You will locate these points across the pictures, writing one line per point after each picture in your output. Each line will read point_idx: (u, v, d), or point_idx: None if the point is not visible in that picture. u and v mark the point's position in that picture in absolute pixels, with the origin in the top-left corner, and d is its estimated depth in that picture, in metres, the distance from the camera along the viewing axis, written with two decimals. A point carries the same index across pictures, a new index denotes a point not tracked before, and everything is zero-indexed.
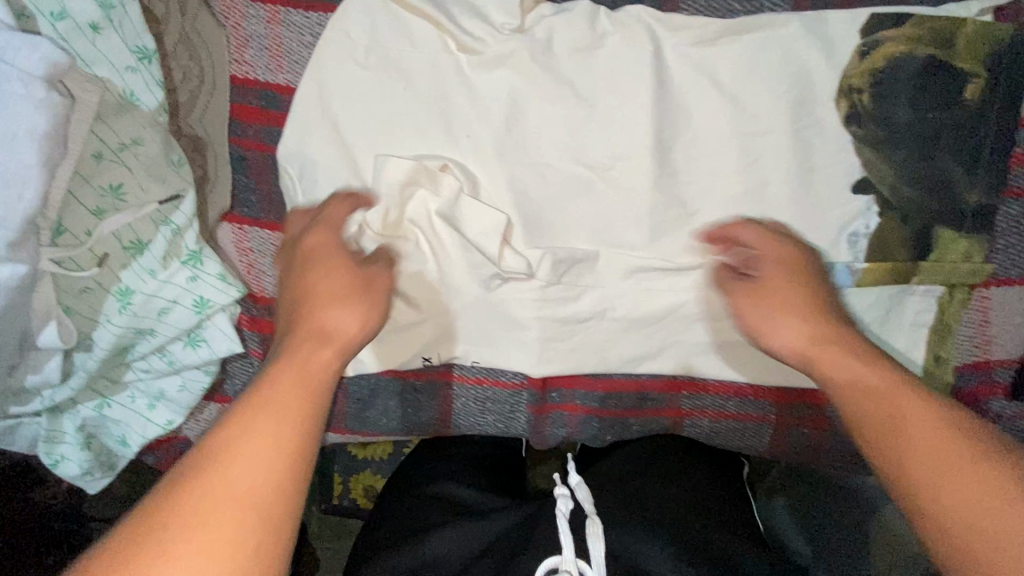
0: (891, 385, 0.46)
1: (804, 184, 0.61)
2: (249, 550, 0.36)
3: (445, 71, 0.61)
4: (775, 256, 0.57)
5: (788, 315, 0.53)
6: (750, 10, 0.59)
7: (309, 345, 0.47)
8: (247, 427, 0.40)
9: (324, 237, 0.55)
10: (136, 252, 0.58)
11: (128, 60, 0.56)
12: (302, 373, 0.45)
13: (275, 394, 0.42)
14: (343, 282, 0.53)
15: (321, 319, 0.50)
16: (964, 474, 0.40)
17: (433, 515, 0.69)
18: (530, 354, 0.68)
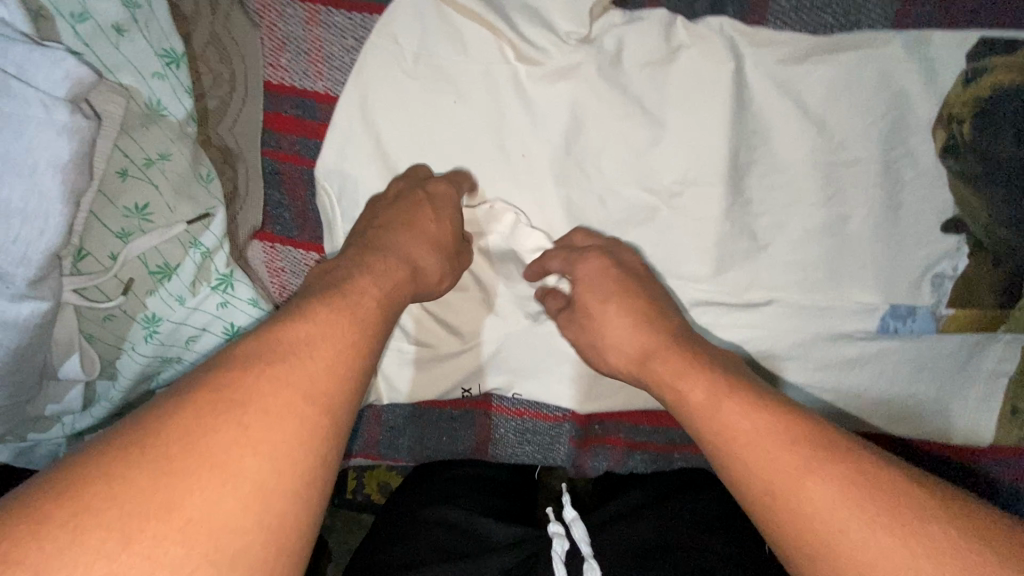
0: (743, 423, 0.39)
1: (889, 220, 0.56)
2: (302, 468, 0.32)
3: (501, 83, 0.56)
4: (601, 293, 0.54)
5: (619, 345, 0.52)
6: (845, 27, 0.53)
7: (396, 275, 0.48)
8: (331, 330, 0.38)
9: (447, 187, 0.55)
10: (162, 277, 0.54)
11: (155, 66, 0.51)
12: (383, 300, 0.45)
13: (353, 311, 0.41)
14: (436, 219, 0.53)
15: (414, 252, 0.51)
16: (807, 505, 0.34)
17: (430, 547, 0.59)
18: (577, 388, 0.64)
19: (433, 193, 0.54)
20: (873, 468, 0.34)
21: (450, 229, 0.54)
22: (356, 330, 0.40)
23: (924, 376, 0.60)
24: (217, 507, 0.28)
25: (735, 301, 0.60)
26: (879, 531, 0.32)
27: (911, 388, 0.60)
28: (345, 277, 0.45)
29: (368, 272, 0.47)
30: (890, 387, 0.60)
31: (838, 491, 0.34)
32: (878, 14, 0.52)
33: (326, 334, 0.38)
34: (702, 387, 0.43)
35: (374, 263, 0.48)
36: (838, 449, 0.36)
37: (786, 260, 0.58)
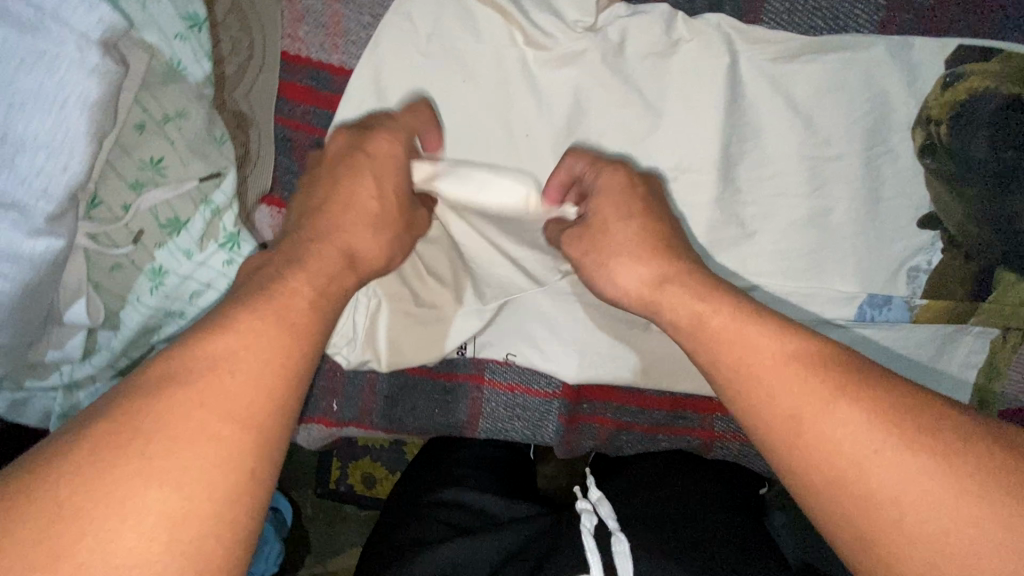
0: (773, 351, 0.41)
1: (869, 213, 0.59)
2: (224, 489, 0.32)
3: (510, 65, 0.58)
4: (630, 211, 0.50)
5: (629, 287, 0.49)
6: (833, 30, 0.57)
7: (320, 264, 0.44)
8: (252, 341, 0.37)
9: (392, 148, 0.50)
10: (171, 230, 0.55)
11: (178, 28, 0.53)
12: (318, 297, 0.42)
13: (280, 309, 0.39)
14: (377, 202, 0.48)
15: (349, 234, 0.47)
16: (838, 428, 0.37)
17: (443, 524, 0.65)
18: (568, 364, 0.67)
19: (373, 154, 0.49)
20: (906, 396, 0.38)
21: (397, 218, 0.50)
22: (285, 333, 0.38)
23: (898, 366, 0.62)
24: (124, 542, 0.29)
25: None
26: (901, 453, 0.35)
27: None
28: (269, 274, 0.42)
29: (299, 265, 0.43)
30: None
31: (869, 417, 0.37)
32: (864, 20, 0.56)
33: (245, 342, 0.36)
34: (723, 317, 0.44)
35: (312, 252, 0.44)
36: (875, 379, 0.39)
37: (772, 248, 0.61)
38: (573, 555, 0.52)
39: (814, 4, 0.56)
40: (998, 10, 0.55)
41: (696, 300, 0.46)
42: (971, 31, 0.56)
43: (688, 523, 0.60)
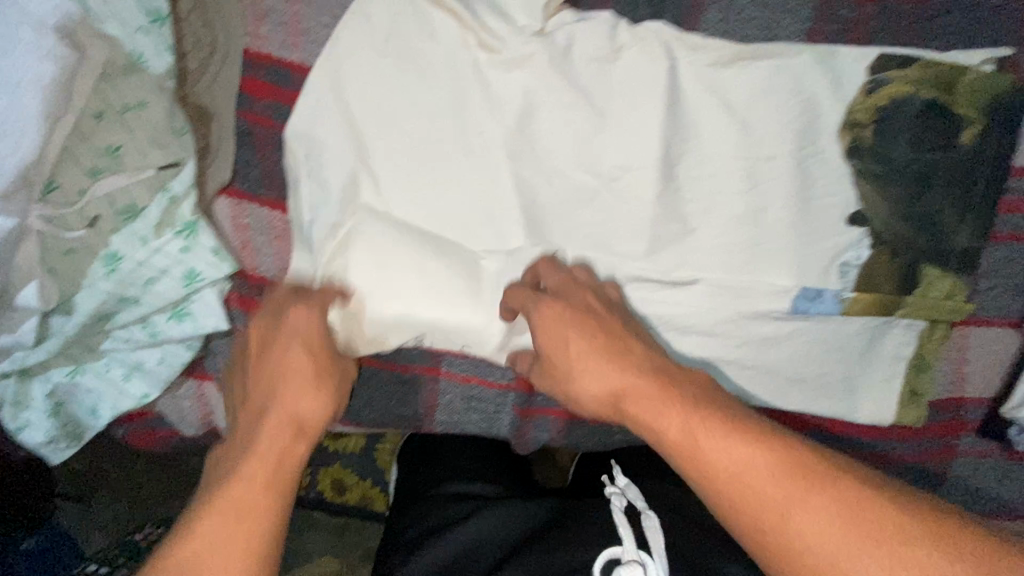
0: (734, 463, 0.46)
1: (802, 212, 0.63)
2: None
3: (463, 65, 0.62)
4: (585, 352, 0.56)
5: (585, 393, 0.56)
6: (764, 39, 0.61)
7: (261, 453, 0.52)
8: (226, 534, 0.47)
9: (306, 317, 0.58)
10: (128, 217, 0.57)
11: (140, 22, 0.56)
12: (273, 475, 0.51)
13: (243, 508, 0.48)
14: (322, 408, 0.56)
15: (288, 404, 0.55)
16: (799, 536, 0.43)
17: (467, 506, 0.67)
18: (520, 359, 0.68)
19: (288, 327, 0.58)
20: (864, 494, 0.43)
21: (330, 389, 0.57)
22: (244, 527, 0.48)
23: (831, 356, 0.66)
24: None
25: (667, 280, 0.66)
26: (862, 552, 0.41)
27: (820, 368, 0.67)
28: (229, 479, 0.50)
29: (251, 454, 0.52)
30: (798, 365, 0.67)
31: (823, 522, 0.42)
32: (793, 30, 0.61)
33: (223, 542, 0.47)
34: (677, 424, 0.49)
35: (256, 443, 0.52)
36: (826, 478, 0.44)
37: (712, 244, 0.65)
38: (604, 531, 0.56)
39: (748, 14, 0.61)
40: (917, 21, 0.60)
41: (653, 409, 0.51)
42: (892, 41, 0.60)
43: (687, 496, 0.64)
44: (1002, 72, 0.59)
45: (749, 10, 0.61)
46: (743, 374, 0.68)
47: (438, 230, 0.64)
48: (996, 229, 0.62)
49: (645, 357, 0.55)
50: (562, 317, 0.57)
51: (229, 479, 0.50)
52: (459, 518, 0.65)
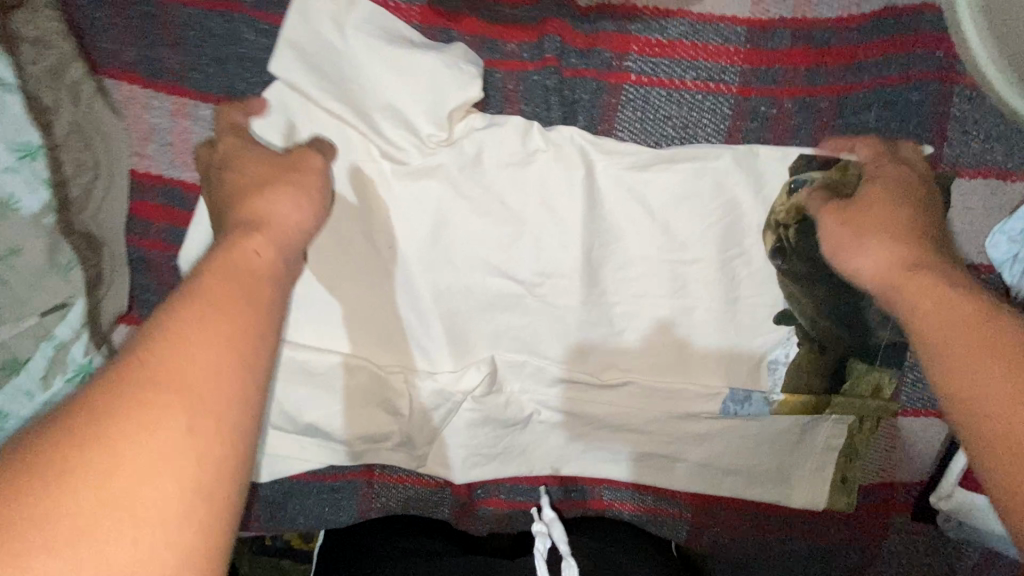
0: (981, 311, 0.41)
1: (728, 312, 0.62)
2: (200, 492, 0.29)
3: (368, 177, 0.58)
4: (871, 229, 0.50)
5: (862, 262, 0.50)
6: (681, 139, 0.59)
7: (240, 271, 0.38)
8: (218, 338, 0.33)
9: (235, 141, 0.51)
10: (9, 372, 0.53)
11: (8, 160, 0.51)
12: (253, 296, 0.37)
13: (241, 311, 0.35)
14: (306, 211, 0.47)
15: (260, 203, 0.45)
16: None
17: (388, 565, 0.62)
18: (451, 467, 0.66)
19: (225, 150, 0.51)
20: None
21: (307, 201, 0.47)
22: (240, 353, 0.33)
23: (763, 450, 0.66)
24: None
25: (596, 382, 0.64)
26: None
27: (754, 459, 0.67)
28: (210, 284, 0.35)
29: (225, 260, 0.38)
30: (731, 457, 0.67)
31: None
32: (712, 130, 0.59)
33: (215, 347, 0.32)
34: (922, 283, 0.45)
35: (232, 263, 0.38)
36: None
37: (635, 346, 0.63)
38: None
39: (665, 113, 0.59)
40: (835, 117, 0.58)
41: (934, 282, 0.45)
42: (808, 141, 0.59)
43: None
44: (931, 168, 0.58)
45: (663, 109, 0.59)
46: (676, 465, 0.68)
47: (356, 347, 0.61)
48: None
49: (928, 255, 0.47)
50: (886, 199, 0.51)
51: (205, 286, 0.35)
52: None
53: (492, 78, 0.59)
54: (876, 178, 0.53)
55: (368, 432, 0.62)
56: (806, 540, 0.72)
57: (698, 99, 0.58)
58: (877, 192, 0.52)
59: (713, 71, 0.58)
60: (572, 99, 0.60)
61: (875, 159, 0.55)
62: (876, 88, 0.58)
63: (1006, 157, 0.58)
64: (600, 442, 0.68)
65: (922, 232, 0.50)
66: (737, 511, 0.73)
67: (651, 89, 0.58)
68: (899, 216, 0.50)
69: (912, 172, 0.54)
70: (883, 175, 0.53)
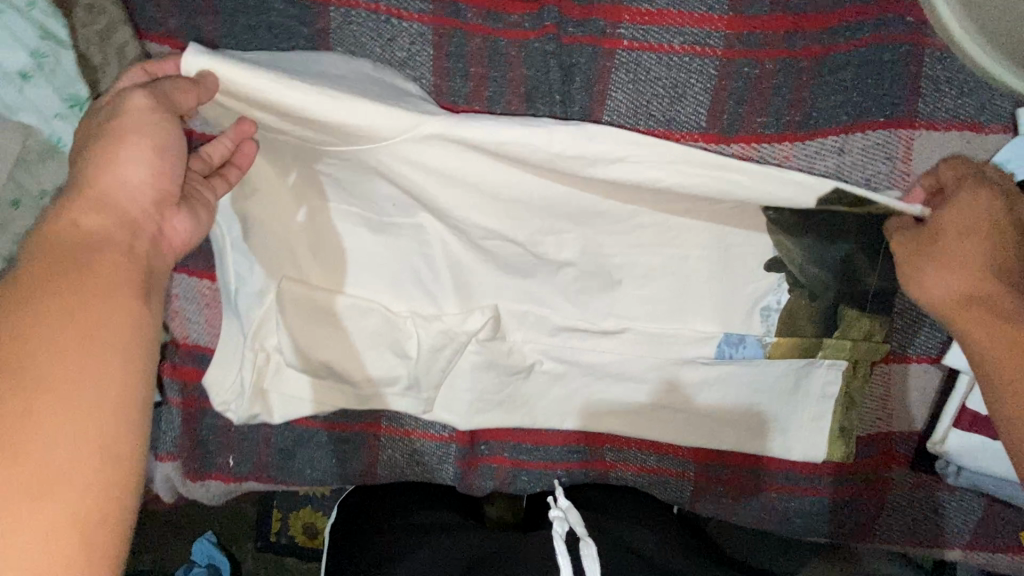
0: None
1: (721, 259, 0.64)
2: (92, 462, 0.34)
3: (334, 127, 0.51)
4: (953, 259, 0.54)
5: (931, 287, 0.56)
6: (671, 98, 0.64)
7: (71, 247, 0.39)
8: (55, 315, 0.36)
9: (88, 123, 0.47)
10: None
11: (57, 108, 0.56)
12: (118, 275, 0.40)
13: (74, 296, 0.37)
14: (150, 175, 0.45)
15: (110, 173, 0.44)
16: None
17: (410, 537, 0.62)
18: (457, 412, 0.69)
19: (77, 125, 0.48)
20: None
21: (132, 151, 0.45)
22: (73, 328, 0.36)
23: (759, 398, 0.68)
24: (23, 546, 0.31)
25: (595, 328, 0.68)
26: None
27: (750, 408, 0.69)
28: (41, 273, 0.37)
29: (76, 240, 0.40)
30: (728, 405, 0.69)
31: None
32: (699, 89, 0.63)
33: (38, 333, 0.35)
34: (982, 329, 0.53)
35: (53, 242, 0.39)
36: None
37: (635, 295, 0.66)
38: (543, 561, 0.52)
39: (655, 75, 0.63)
40: (815, 77, 0.62)
41: (995, 323, 0.53)
42: (790, 98, 0.63)
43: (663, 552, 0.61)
44: (908, 126, 0.63)
45: (654, 71, 0.63)
46: (674, 416, 0.70)
47: (369, 291, 0.65)
48: None
49: (998, 294, 0.53)
50: (966, 221, 0.54)
51: (30, 273, 0.37)
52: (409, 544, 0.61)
53: (497, 47, 0.64)
54: (967, 202, 0.55)
55: (378, 375, 0.66)
56: (808, 498, 0.73)
57: (685, 61, 0.63)
58: (959, 214, 0.55)
59: (698, 35, 0.63)
60: (570, 63, 0.64)
61: (959, 180, 0.57)
62: (852, 49, 0.62)
63: (977, 111, 0.62)
64: (601, 393, 0.70)
65: (1008, 262, 0.54)
66: (737, 469, 0.74)
67: (642, 54, 0.63)
68: (983, 241, 0.54)
69: (993, 193, 0.54)
70: (982, 197, 0.54)
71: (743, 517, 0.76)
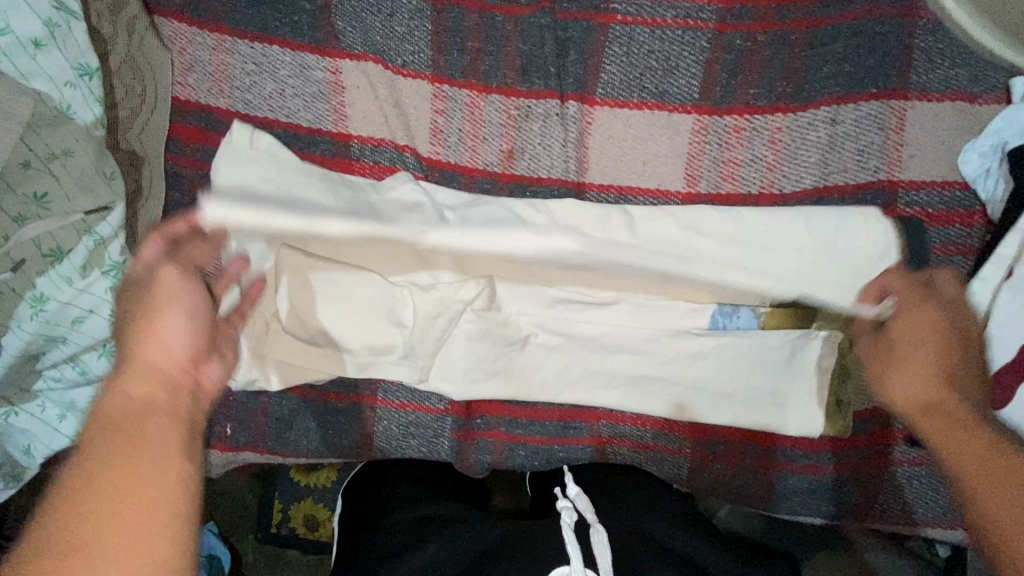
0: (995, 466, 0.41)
1: (721, 240, 0.66)
2: None
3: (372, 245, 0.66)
4: (904, 361, 0.50)
5: (891, 393, 0.49)
6: (664, 72, 0.65)
7: (123, 419, 0.38)
8: (118, 477, 0.35)
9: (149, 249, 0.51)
10: (54, 259, 0.60)
11: (69, 76, 0.58)
12: (171, 424, 0.39)
13: (130, 454, 0.37)
14: (187, 325, 0.46)
15: (154, 329, 0.44)
16: None
17: (417, 528, 0.61)
18: (452, 383, 0.69)
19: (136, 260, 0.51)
20: None
21: (179, 296, 0.47)
22: (133, 484, 0.35)
23: (754, 370, 0.68)
24: None
25: (591, 300, 0.68)
26: None
27: (745, 381, 0.68)
28: (97, 440, 0.37)
29: (130, 387, 0.41)
30: (724, 379, 0.69)
31: None
32: (691, 63, 0.64)
33: (97, 495, 0.34)
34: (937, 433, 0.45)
35: (108, 411, 0.39)
36: None
37: (629, 266, 0.67)
38: (552, 543, 0.53)
39: (648, 49, 0.64)
40: (805, 49, 0.63)
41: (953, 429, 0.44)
42: (782, 69, 0.64)
43: (674, 530, 0.60)
44: (902, 97, 0.63)
45: (648, 45, 0.64)
46: (671, 392, 0.70)
47: (370, 259, 0.66)
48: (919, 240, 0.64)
49: (952, 400, 0.46)
50: (904, 325, 0.51)
51: (90, 443, 0.37)
52: (418, 541, 0.58)
53: (494, 21, 0.64)
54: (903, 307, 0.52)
55: (374, 342, 0.67)
56: (806, 475, 0.72)
57: (678, 35, 0.64)
58: (901, 318, 0.51)
59: (691, 9, 0.64)
60: (565, 37, 0.65)
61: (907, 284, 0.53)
62: (843, 21, 0.62)
63: (971, 81, 0.63)
64: (596, 366, 0.70)
65: (956, 370, 0.48)
66: (735, 447, 0.73)
67: (636, 28, 0.64)
68: (930, 341, 0.49)
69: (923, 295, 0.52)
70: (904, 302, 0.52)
71: (745, 499, 0.74)
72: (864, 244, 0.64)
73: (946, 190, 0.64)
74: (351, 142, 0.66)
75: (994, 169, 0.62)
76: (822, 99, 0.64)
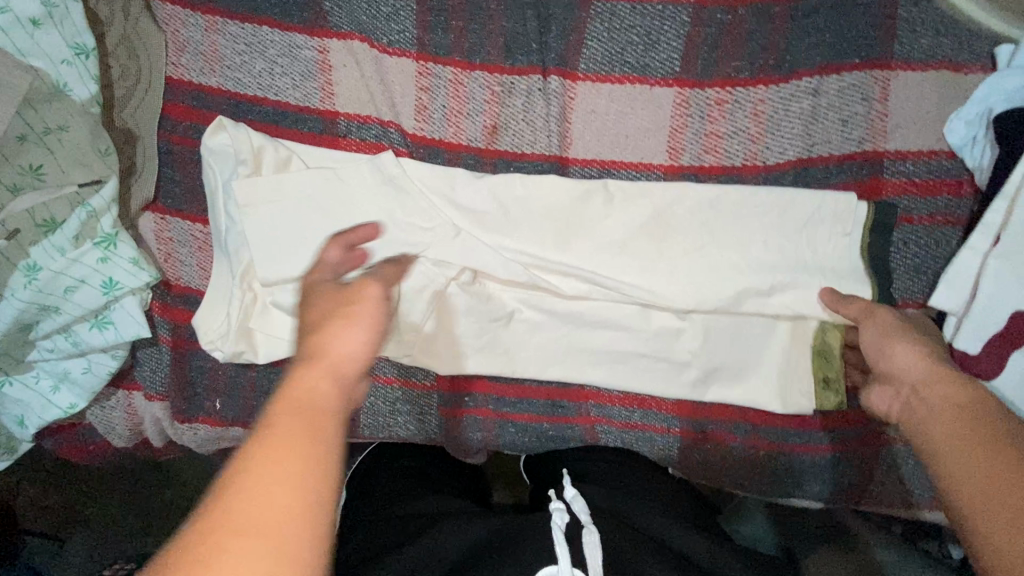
0: (976, 404, 0.44)
1: (703, 211, 0.65)
2: None
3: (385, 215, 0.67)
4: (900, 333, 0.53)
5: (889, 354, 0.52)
6: (646, 46, 0.65)
7: (301, 413, 0.36)
8: (291, 474, 0.33)
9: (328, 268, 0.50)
10: (47, 230, 0.61)
11: (65, 54, 0.60)
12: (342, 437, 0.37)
13: (309, 454, 0.34)
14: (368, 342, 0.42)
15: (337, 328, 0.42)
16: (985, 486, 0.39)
17: (409, 527, 0.58)
18: (436, 357, 0.70)
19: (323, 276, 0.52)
20: None
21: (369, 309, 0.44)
22: (302, 490, 0.33)
23: (738, 344, 0.68)
24: None
25: (581, 274, 0.67)
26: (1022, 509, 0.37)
27: (731, 355, 0.68)
28: (286, 426, 0.35)
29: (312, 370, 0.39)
30: (711, 353, 0.68)
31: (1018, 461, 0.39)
32: (672, 37, 0.65)
33: (269, 486, 0.33)
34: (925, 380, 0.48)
35: (295, 398, 0.37)
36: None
37: (614, 241, 0.67)
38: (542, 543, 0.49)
39: (629, 24, 0.65)
40: (788, 21, 0.63)
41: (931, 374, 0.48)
42: (763, 42, 0.64)
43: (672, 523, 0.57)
44: (886, 68, 0.63)
45: (629, 19, 0.65)
46: (657, 368, 0.69)
47: None
48: (903, 211, 0.64)
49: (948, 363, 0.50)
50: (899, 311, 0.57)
51: (278, 428, 0.35)
52: (408, 535, 0.57)
53: None
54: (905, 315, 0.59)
55: None
56: (799, 454, 0.71)
57: (659, 9, 0.64)
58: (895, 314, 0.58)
59: None
60: (546, 14, 0.65)
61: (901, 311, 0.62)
62: None
63: (955, 50, 0.62)
64: (581, 342, 0.70)
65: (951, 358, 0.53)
66: (725, 426, 0.72)
67: (617, 4, 0.65)
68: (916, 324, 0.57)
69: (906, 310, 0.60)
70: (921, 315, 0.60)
71: (737, 480, 0.73)
72: (834, 222, 0.63)
73: (933, 160, 0.64)
74: (339, 118, 0.68)
75: (981, 137, 0.62)
76: (805, 70, 0.63)
